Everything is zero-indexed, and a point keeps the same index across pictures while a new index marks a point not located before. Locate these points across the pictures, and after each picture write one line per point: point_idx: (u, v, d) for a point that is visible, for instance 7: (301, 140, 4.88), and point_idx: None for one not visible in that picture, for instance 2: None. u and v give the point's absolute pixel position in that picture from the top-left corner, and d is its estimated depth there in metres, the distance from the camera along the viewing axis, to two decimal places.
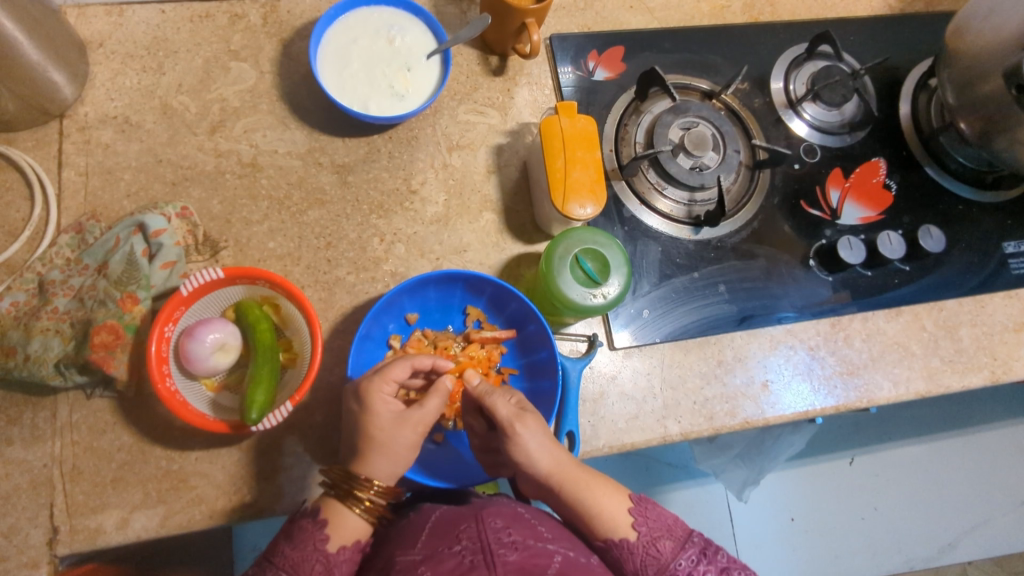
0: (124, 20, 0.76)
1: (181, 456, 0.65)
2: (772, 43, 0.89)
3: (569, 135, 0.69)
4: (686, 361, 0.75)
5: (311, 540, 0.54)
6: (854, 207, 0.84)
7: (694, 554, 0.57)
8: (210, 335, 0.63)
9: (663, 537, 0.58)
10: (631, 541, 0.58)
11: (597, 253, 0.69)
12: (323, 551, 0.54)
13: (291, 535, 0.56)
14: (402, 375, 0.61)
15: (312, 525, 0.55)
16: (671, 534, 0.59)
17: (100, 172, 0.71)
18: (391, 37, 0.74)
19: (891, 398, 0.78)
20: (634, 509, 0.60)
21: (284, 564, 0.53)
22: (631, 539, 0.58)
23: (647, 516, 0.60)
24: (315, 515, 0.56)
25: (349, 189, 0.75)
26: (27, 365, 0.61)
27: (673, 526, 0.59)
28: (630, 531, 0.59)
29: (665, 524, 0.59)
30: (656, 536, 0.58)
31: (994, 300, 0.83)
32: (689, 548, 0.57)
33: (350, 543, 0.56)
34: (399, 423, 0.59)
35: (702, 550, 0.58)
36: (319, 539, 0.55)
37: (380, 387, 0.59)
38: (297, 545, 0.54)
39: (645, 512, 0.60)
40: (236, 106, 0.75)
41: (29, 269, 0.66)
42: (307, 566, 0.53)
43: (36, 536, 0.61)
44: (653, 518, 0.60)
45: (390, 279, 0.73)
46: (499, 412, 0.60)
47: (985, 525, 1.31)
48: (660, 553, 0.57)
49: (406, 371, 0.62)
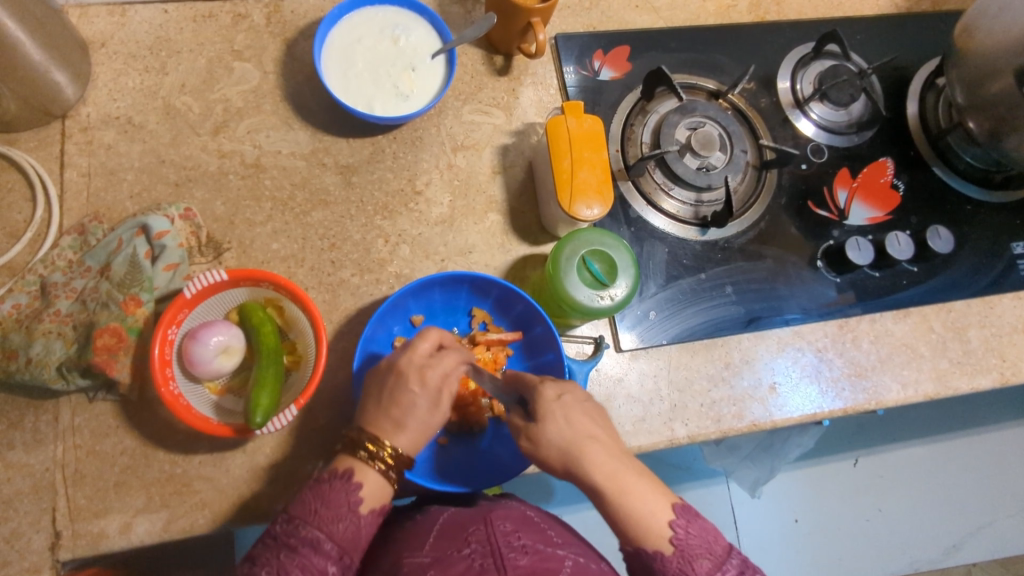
0: (127, 20, 0.75)
1: (184, 459, 0.64)
2: (778, 42, 0.88)
3: (576, 135, 0.69)
4: (693, 363, 0.75)
5: (344, 497, 0.54)
6: (862, 207, 0.84)
7: None
8: (215, 338, 0.62)
9: (701, 556, 0.55)
10: (665, 554, 0.55)
11: (604, 254, 0.68)
12: (353, 510, 0.54)
13: (320, 492, 0.54)
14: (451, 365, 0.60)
15: (342, 486, 0.55)
16: (710, 552, 0.56)
17: (103, 173, 0.70)
18: (395, 36, 0.73)
19: (900, 400, 0.77)
20: (675, 522, 0.56)
21: (319, 522, 0.53)
22: (665, 553, 0.55)
23: (688, 530, 0.56)
24: (348, 476, 0.55)
25: (353, 189, 0.74)
26: (29, 368, 0.61)
27: (713, 543, 0.56)
28: (666, 544, 0.56)
29: (705, 541, 0.56)
30: (693, 554, 0.55)
31: (1003, 301, 0.83)
32: (727, 570, 0.55)
33: (376, 507, 0.56)
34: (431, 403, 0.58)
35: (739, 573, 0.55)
36: (352, 497, 0.54)
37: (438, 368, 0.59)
38: (330, 505, 0.54)
39: (686, 526, 0.56)
40: (240, 106, 0.75)
41: (31, 271, 0.65)
42: (340, 524, 0.53)
43: (38, 540, 0.60)
44: (694, 535, 0.56)
45: (395, 281, 0.73)
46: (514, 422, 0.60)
47: (990, 527, 1.30)
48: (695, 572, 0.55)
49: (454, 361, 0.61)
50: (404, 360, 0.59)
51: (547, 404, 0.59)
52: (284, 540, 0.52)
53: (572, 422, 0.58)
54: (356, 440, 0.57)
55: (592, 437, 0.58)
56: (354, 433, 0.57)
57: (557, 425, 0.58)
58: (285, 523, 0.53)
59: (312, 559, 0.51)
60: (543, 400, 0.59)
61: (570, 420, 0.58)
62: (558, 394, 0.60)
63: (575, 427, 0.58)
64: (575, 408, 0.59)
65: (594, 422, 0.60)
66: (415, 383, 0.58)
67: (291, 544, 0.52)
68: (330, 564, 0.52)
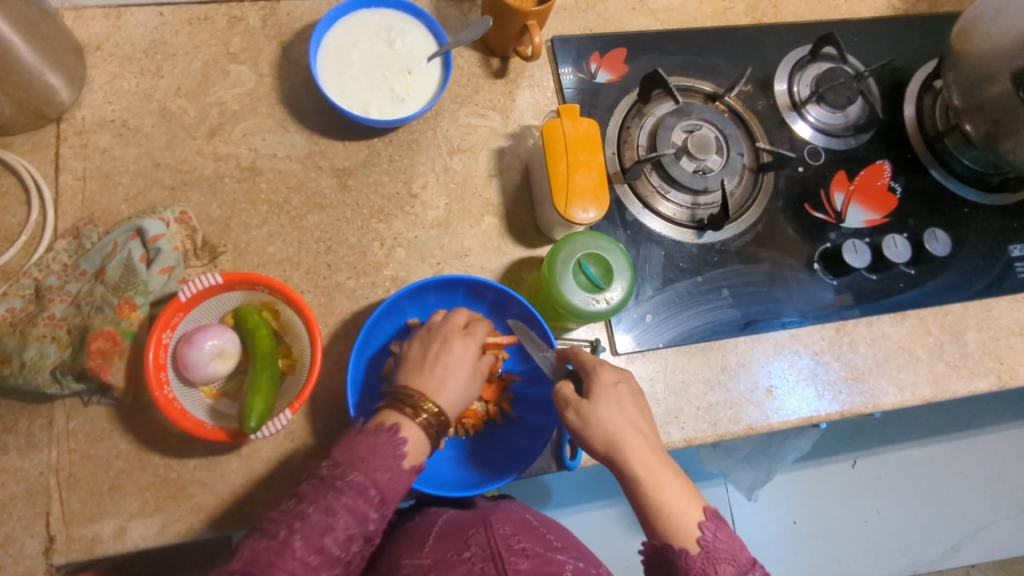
0: (123, 22, 0.75)
1: (180, 463, 0.64)
2: (775, 44, 0.88)
3: (572, 138, 0.69)
4: (690, 366, 0.74)
5: (390, 446, 0.57)
6: (859, 209, 0.83)
7: None
8: (209, 341, 0.62)
9: (725, 562, 0.55)
10: (691, 553, 0.55)
11: (601, 258, 0.68)
12: (398, 457, 0.57)
13: (368, 441, 0.57)
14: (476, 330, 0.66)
15: (388, 438, 0.57)
16: (734, 559, 0.55)
17: (98, 176, 0.70)
18: (392, 39, 0.73)
19: (897, 403, 0.77)
20: (705, 524, 0.56)
21: (364, 468, 0.55)
22: (690, 552, 0.55)
23: (717, 534, 0.56)
24: (394, 428, 0.58)
25: (349, 192, 0.74)
26: (23, 372, 0.61)
27: (739, 552, 0.55)
28: (692, 543, 0.55)
29: (732, 549, 0.55)
30: (718, 558, 0.55)
31: (1000, 304, 0.82)
32: None
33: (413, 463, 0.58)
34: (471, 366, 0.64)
35: None
36: (397, 447, 0.57)
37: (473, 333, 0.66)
38: (376, 454, 0.56)
39: (715, 530, 0.56)
40: (236, 109, 0.75)
41: (25, 274, 0.65)
42: (381, 474, 0.56)
43: (32, 545, 0.60)
44: (722, 540, 0.55)
45: (391, 284, 0.73)
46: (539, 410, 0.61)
47: (989, 529, 1.30)
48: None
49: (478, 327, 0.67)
50: (447, 325, 0.65)
51: (603, 388, 0.61)
52: (332, 481, 0.54)
53: (624, 408, 0.61)
54: (398, 394, 0.60)
55: (637, 429, 0.60)
56: (394, 390, 0.61)
57: (608, 410, 0.60)
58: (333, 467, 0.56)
59: (357, 502, 0.54)
60: (602, 384, 0.62)
61: (622, 407, 0.61)
62: (615, 381, 0.62)
63: (626, 413, 0.60)
64: (628, 397, 0.62)
65: (641, 414, 0.62)
66: (457, 343, 0.64)
67: (338, 485, 0.54)
68: (371, 510, 0.55)
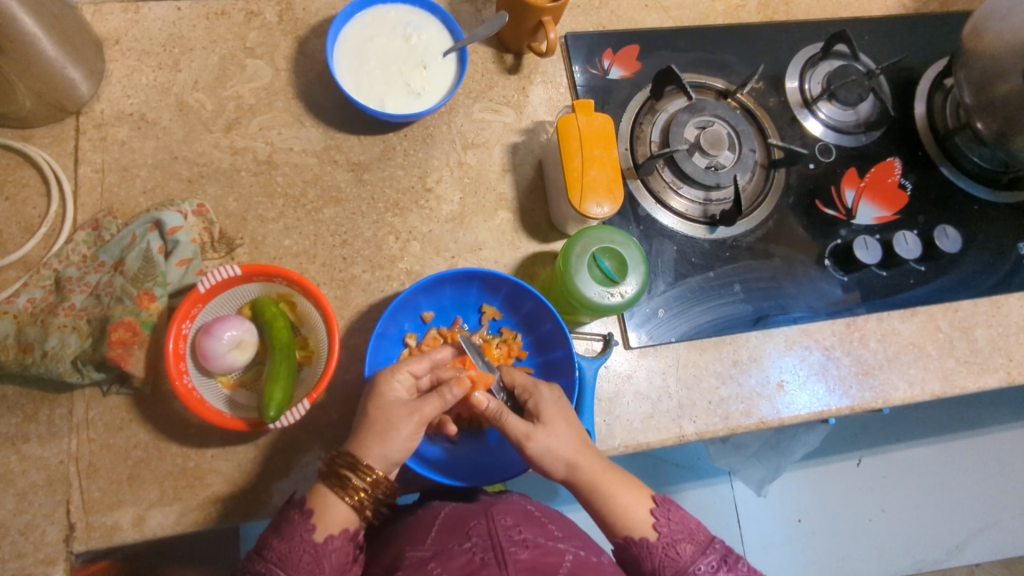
0: (141, 17, 0.76)
1: (198, 453, 0.65)
2: (788, 41, 0.89)
3: (586, 134, 0.69)
4: (703, 361, 0.75)
5: (299, 531, 0.54)
6: (869, 206, 0.84)
7: (713, 560, 0.57)
8: (228, 332, 0.63)
9: (684, 540, 0.58)
10: (650, 541, 0.58)
11: (614, 252, 0.69)
12: (310, 541, 0.53)
13: (280, 527, 0.55)
14: (420, 370, 0.62)
15: (299, 517, 0.55)
16: (692, 538, 0.58)
17: (116, 169, 0.71)
18: (408, 34, 0.74)
19: (907, 399, 0.77)
20: (657, 510, 0.60)
21: (272, 556, 0.53)
22: (649, 539, 0.58)
23: (669, 518, 0.59)
24: (302, 506, 0.55)
25: (365, 186, 0.75)
26: (44, 361, 0.61)
27: (694, 530, 0.59)
28: (651, 531, 0.58)
29: (687, 527, 0.59)
30: (676, 539, 0.58)
31: (1010, 300, 0.83)
32: (709, 554, 0.57)
33: (338, 531, 0.55)
34: (407, 412, 0.58)
35: (723, 557, 0.57)
36: (306, 529, 0.54)
37: (392, 373, 0.60)
38: (285, 537, 0.54)
39: (667, 514, 0.59)
40: (252, 103, 0.75)
41: (46, 265, 0.66)
42: (295, 556, 0.53)
43: (52, 532, 0.61)
44: (675, 521, 0.59)
45: (406, 278, 0.73)
46: (511, 429, 0.60)
47: (993, 527, 1.30)
48: (679, 555, 0.57)
49: (424, 364, 0.63)
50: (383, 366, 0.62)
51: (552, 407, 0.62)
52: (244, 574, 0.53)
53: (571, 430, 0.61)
54: (330, 467, 0.56)
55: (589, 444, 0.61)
56: (331, 459, 0.57)
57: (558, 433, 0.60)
58: (249, 557, 0.54)
59: None
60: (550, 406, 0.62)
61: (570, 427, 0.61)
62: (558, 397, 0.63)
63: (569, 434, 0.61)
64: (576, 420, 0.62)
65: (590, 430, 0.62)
66: (380, 387, 0.60)
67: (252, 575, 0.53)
68: None
